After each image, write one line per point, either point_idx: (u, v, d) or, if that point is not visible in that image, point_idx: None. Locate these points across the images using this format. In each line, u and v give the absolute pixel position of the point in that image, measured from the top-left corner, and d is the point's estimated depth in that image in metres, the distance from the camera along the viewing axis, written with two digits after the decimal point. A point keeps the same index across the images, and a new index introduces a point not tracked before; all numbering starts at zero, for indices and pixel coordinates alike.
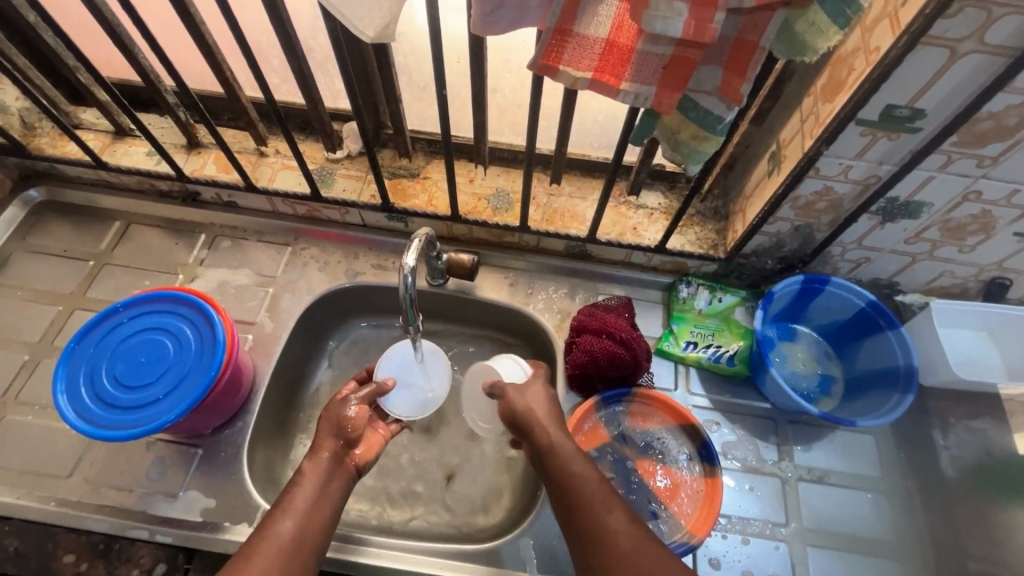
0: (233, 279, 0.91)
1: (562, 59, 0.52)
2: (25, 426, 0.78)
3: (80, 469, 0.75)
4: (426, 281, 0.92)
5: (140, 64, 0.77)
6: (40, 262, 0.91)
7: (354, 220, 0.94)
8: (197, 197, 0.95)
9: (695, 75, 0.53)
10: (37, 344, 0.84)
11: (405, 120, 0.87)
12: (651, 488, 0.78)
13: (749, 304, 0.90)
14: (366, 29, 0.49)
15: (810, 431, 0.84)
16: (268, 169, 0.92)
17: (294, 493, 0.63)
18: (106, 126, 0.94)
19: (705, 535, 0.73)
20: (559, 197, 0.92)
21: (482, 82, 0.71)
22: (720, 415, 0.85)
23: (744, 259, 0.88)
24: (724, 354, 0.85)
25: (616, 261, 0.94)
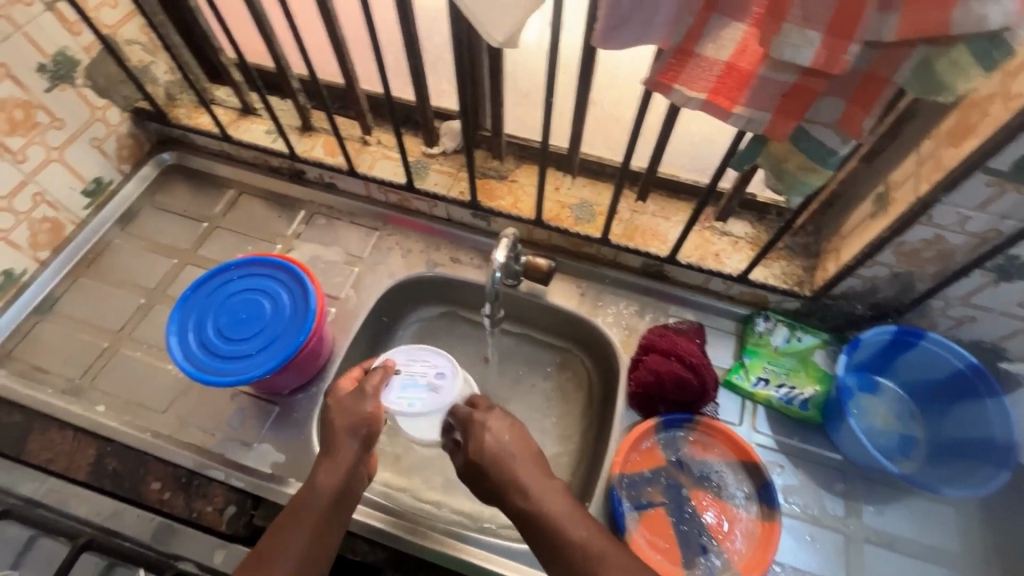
0: (324, 255, 0.98)
1: (679, 78, 0.53)
2: (134, 360, 0.87)
3: (174, 407, 0.83)
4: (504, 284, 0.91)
5: (276, 50, 0.85)
6: (162, 218, 1.01)
7: (440, 214, 0.99)
8: (302, 175, 1.03)
9: (815, 105, 0.52)
10: (152, 290, 0.94)
11: (503, 123, 0.90)
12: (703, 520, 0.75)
13: (831, 348, 0.85)
14: (496, 34, 0.52)
15: (885, 492, 0.79)
16: (369, 157, 0.98)
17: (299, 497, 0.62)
18: (234, 103, 1.03)
19: None
20: (643, 215, 0.92)
21: (587, 94, 0.72)
22: (784, 458, 0.81)
23: (831, 301, 0.84)
24: (797, 397, 0.82)
25: (693, 286, 0.92)
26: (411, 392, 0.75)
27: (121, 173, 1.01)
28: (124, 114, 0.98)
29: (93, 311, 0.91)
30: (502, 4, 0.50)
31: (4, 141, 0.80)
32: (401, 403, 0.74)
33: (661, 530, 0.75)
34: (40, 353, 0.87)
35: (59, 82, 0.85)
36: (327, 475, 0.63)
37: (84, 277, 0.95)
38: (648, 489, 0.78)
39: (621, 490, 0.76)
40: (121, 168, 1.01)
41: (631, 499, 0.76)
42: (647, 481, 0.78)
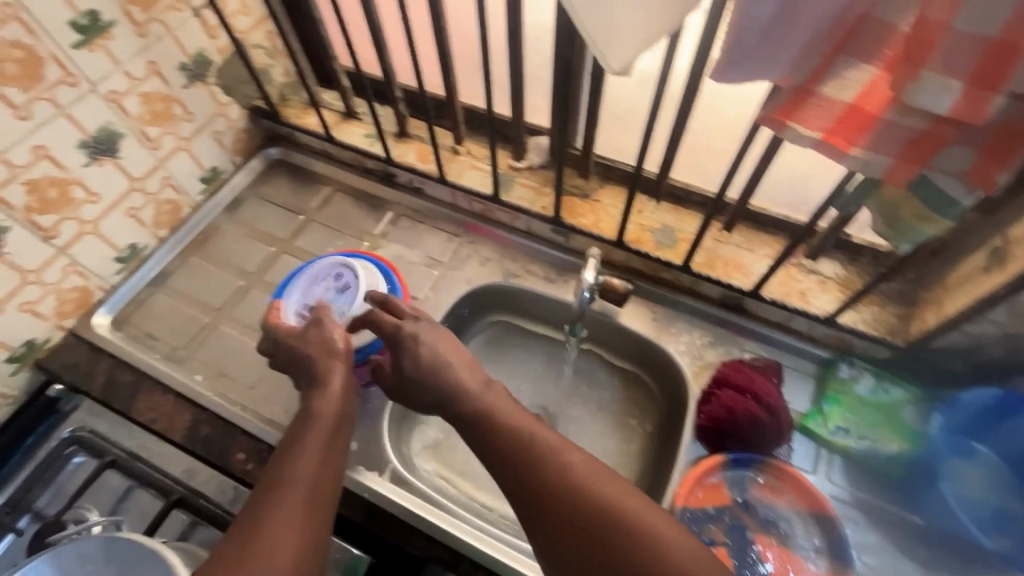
0: (407, 256, 1.02)
1: (795, 115, 0.52)
2: (230, 337, 0.94)
3: (262, 385, 0.89)
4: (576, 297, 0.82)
5: (386, 61, 0.91)
6: (265, 208, 1.09)
7: (520, 226, 1.01)
8: (393, 178, 1.08)
9: (942, 154, 0.49)
10: (251, 274, 1.02)
11: (592, 143, 0.91)
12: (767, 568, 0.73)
13: (923, 404, 0.80)
14: (614, 63, 0.54)
15: (971, 567, 0.73)
16: (459, 166, 1.02)
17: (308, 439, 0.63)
18: (339, 106, 1.10)
19: None
20: (726, 245, 0.90)
21: (686, 122, 0.72)
22: (859, 514, 0.77)
23: (926, 354, 0.79)
24: (879, 452, 0.79)
25: (773, 322, 0.90)
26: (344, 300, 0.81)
27: (234, 163, 1.10)
28: (243, 110, 1.07)
29: (198, 288, 1.00)
30: (625, 35, 0.52)
31: (145, 130, 0.90)
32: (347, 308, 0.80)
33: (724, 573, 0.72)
34: (151, 321, 0.96)
35: (195, 80, 0.95)
36: (321, 402, 0.67)
37: (193, 256, 1.04)
38: (711, 527, 0.76)
39: (683, 525, 0.75)
40: (234, 159, 1.10)
41: (692, 535, 0.75)
42: (712, 519, 0.76)
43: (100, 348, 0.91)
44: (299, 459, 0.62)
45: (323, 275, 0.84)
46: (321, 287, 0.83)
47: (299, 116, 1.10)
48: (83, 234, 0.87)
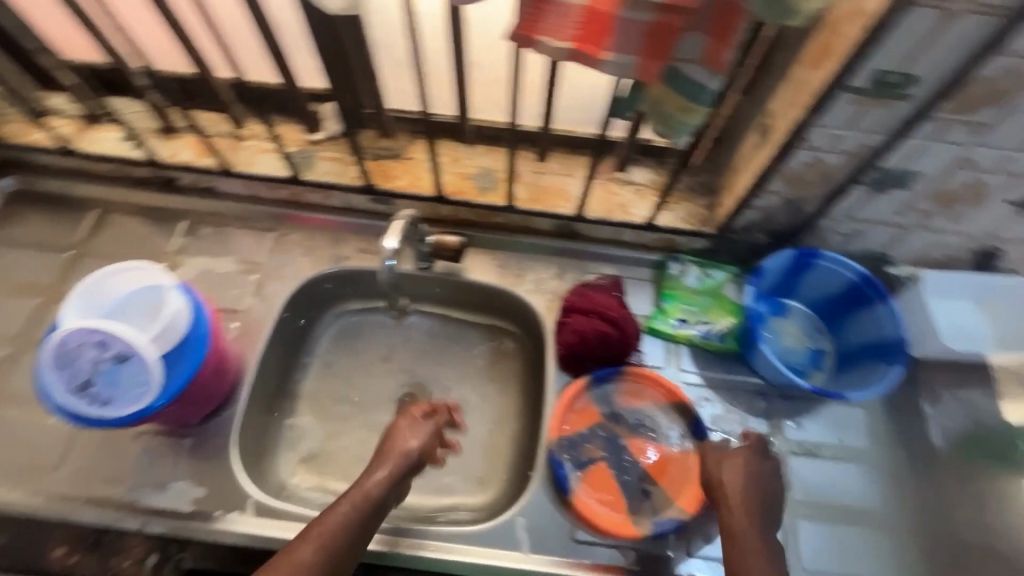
0: (216, 267, 0.89)
1: (541, 28, 0.50)
2: (9, 419, 0.77)
3: (68, 462, 0.75)
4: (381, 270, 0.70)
5: (105, 44, 0.74)
6: (16, 254, 0.88)
7: (337, 204, 0.93)
8: (174, 183, 0.92)
9: (680, 43, 0.51)
10: (18, 337, 0.83)
11: (385, 98, 0.84)
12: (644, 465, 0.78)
13: (739, 280, 0.89)
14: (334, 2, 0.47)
15: (802, 405, 0.84)
16: (246, 153, 0.90)
17: (323, 522, 0.62)
18: (77, 111, 0.91)
19: (694, 510, 0.74)
20: (547, 175, 0.90)
21: (462, 56, 0.68)
22: (710, 391, 0.85)
23: (734, 234, 0.87)
24: (714, 331, 0.85)
25: (606, 240, 0.92)
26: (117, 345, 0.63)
27: None
28: None
29: None
30: None
31: None
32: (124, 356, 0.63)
33: (603, 484, 0.76)
34: None
35: None
36: (372, 483, 0.66)
37: None
38: (586, 445, 0.79)
39: (562, 456, 0.77)
40: None
41: (571, 461, 0.77)
42: (584, 440, 0.79)
43: None
44: (315, 534, 0.61)
45: (73, 348, 0.63)
46: (83, 359, 0.63)
47: (24, 133, 0.89)
48: None
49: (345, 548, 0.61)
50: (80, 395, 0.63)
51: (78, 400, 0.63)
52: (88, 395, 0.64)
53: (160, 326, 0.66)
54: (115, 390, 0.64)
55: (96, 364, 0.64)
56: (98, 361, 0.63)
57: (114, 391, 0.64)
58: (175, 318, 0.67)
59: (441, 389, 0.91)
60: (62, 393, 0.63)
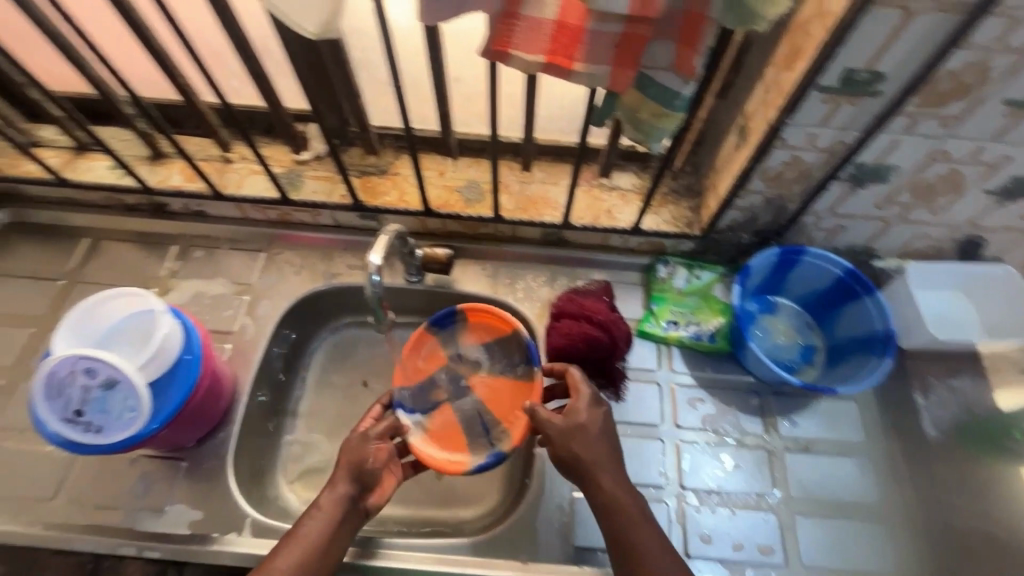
0: (208, 289, 0.90)
1: (513, 43, 0.51)
2: (6, 451, 0.77)
3: (65, 491, 0.75)
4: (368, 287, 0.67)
5: (91, 75, 0.76)
6: (9, 285, 0.89)
7: (326, 222, 0.93)
8: (165, 208, 0.93)
9: (647, 50, 0.52)
10: (12, 368, 0.83)
11: (369, 116, 0.85)
12: (506, 394, 0.82)
13: (727, 280, 0.90)
14: (307, 26, 0.48)
15: (795, 401, 0.85)
16: (235, 175, 0.90)
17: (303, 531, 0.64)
18: (66, 142, 0.92)
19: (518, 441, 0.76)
20: (532, 184, 0.91)
21: (441, 73, 0.69)
22: (703, 391, 0.85)
23: (719, 235, 0.88)
24: (705, 331, 0.86)
25: (593, 245, 0.93)
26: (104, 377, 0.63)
27: None
28: None
29: None
30: None
31: None
32: (117, 391, 0.64)
33: (441, 425, 0.81)
34: None
35: None
36: (331, 492, 0.67)
37: None
38: (437, 387, 0.84)
39: (404, 397, 0.81)
40: None
41: (414, 405, 0.81)
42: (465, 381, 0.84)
43: None
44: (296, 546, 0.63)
45: (64, 377, 0.63)
46: (74, 387, 0.63)
47: (13, 165, 0.90)
48: None
49: (324, 554, 0.63)
50: (73, 423, 0.63)
51: (71, 429, 0.63)
52: (82, 423, 0.64)
53: (150, 352, 0.66)
54: (107, 416, 0.64)
55: (87, 392, 0.64)
56: (89, 389, 0.63)
57: (106, 418, 0.64)
58: (166, 342, 0.67)
59: None
60: (55, 422, 0.63)
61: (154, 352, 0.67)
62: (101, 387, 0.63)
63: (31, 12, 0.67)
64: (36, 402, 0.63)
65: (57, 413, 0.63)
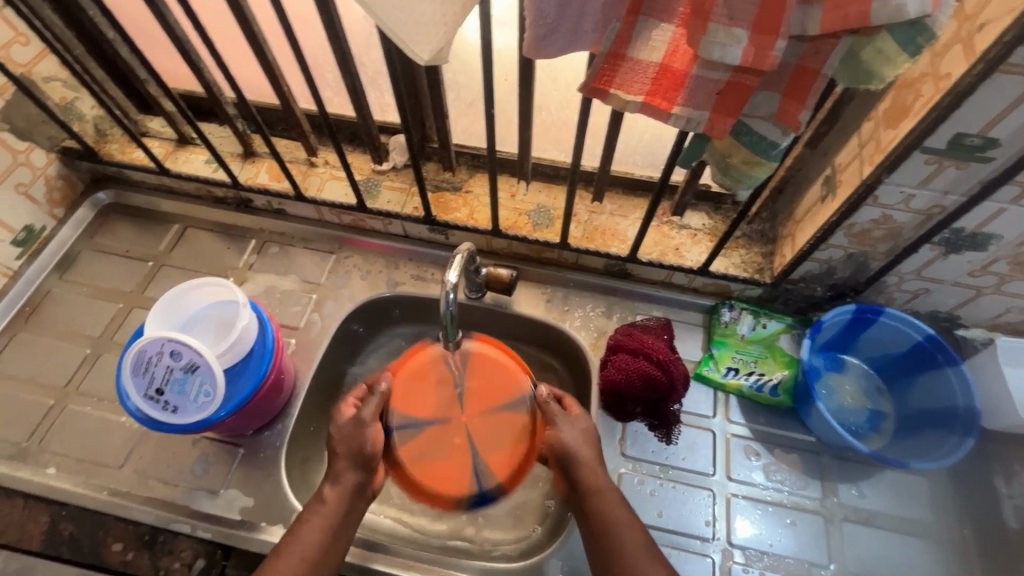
0: (281, 285, 0.94)
1: (614, 82, 0.52)
2: (84, 416, 0.83)
3: (131, 461, 0.79)
4: (441, 301, 0.67)
5: (204, 77, 0.82)
6: (104, 261, 0.96)
7: (396, 231, 0.96)
8: (249, 204, 0.99)
9: (751, 100, 0.51)
10: (98, 338, 0.89)
11: (450, 135, 0.88)
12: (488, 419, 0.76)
13: (795, 332, 0.87)
14: (422, 53, 0.49)
15: (858, 469, 0.80)
16: (317, 179, 0.95)
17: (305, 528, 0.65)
18: (170, 134, 0.99)
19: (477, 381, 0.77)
20: (601, 215, 0.91)
21: (529, 99, 0.70)
22: (760, 445, 0.82)
23: (791, 285, 0.85)
24: (767, 383, 0.82)
25: (657, 281, 0.92)
26: (187, 365, 0.68)
27: (55, 217, 0.96)
28: (50, 155, 0.92)
29: (33, 367, 0.87)
30: (425, 20, 0.48)
31: None
32: (195, 376, 0.68)
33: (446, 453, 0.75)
34: None
35: None
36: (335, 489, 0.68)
37: (23, 332, 0.89)
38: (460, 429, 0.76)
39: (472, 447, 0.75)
40: (54, 212, 0.96)
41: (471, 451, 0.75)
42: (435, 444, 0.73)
43: None
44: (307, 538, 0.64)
45: (152, 356, 0.68)
46: (159, 367, 0.68)
47: (122, 151, 0.97)
48: None
49: (334, 542, 0.65)
50: (153, 400, 0.68)
51: (151, 406, 0.68)
52: (160, 402, 0.68)
53: (229, 342, 0.71)
54: (183, 398, 0.68)
55: (169, 373, 0.68)
56: (172, 370, 0.68)
57: (182, 398, 0.68)
58: (243, 334, 0.71)
59: None
60: (138, 397, 0.68)
61: (231, 347, 0.71)
62: (182, 372, 0.68)
63: (163, 17, 0.73)
64: (125, 376, 0.68)
65: (143, 393, 0.68)
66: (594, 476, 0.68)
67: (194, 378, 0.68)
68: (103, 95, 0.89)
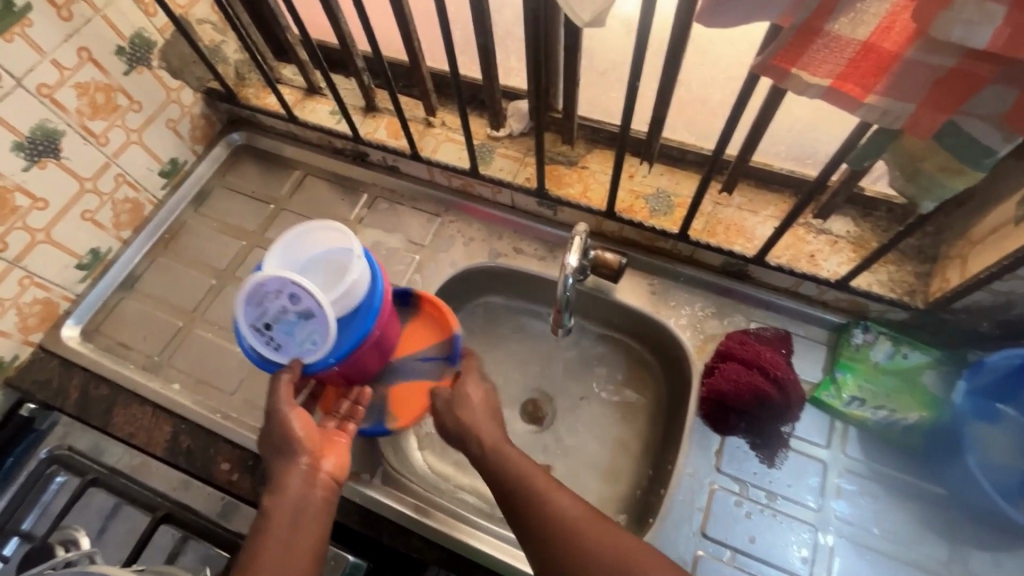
0: (387, 241, 0.96)
1: (798, 61, 0.45)
2: (206, 340, 0.90)
3: (243, 390, 0.85)
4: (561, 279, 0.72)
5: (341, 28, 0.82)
6: (233, 200, 1.02)
7: (504, 201, 0.94)
8: (365, 158, 1.00)
9: (977, 96, 0.42)
10: (223, 271, 0.96)
11: (576, 105, 0.83)
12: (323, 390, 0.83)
13: (943, 369, 0.75)
14: (583, 14, 0.45)
15: (1000, 538, 0.69)
16: (433, 140, 0.94)
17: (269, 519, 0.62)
18: (300, 83, 1.02)
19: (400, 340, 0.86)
20: (727, 208, 0.83)
21: (676, 73, 0.63)
22: (878, 488, 0.73)
23: (950, 315, 0.73)
24: (898, 423, 0.72)
25: (780, 289, 0.83)
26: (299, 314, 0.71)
27: (195, 153, 1.03)
28: (197, 94, 0.99)
29: (169, 290, 0.95)
30: None
31: (87, 125, 0.83)
32: (306, 326, 0.71)
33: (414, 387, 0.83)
34: (124, 330, 0.92)
35: (136, 64, 0.87)
36: (284, 485, 0.64)
37: (161, 256, 0.98)
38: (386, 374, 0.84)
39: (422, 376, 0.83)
40: (195, 149, 1.03)
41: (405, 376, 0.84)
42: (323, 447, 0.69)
43: (71, 360, 0.87)
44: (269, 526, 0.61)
45: (269, 293, 0.70)
46: (275, 303, 0.71)
47: (257, 96, 1.02)
48: (35, 244, 0.81)
49: (295, 528, 0.61)
50: (262, 333, 0.72)
51: (262, 338, 0.72)
52: (269, 337, 0.72)
53: (340, 297, 0.72)
54: (291, 339, 0.72)
55: (282, 311, 0.71)
56: (286, 311, 0.71)
57: (288, 338, 0.72)
58: (354, 291, 0.72)
59: (564, 406, 0.90)
60: (248, 327, 0.71)
61: (341, 300, 0.72)
62: (293, 318, 0.71)
63: None
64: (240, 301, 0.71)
65: (256, 323, 0.72)
66: (485, 435, 0.70)
67: (303, 326, 0.71)
68: (248, 40, 0.92)
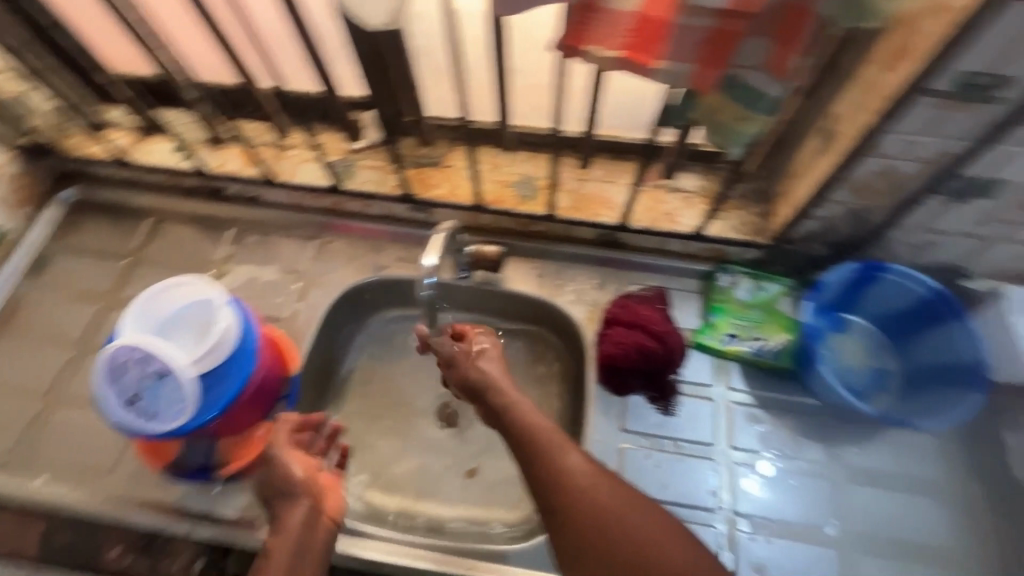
0: (261, 275, 0.91)
1: (587, 36, 0.48)
2: (71, 421, 0.81)
3: (123, 465, 0.78)
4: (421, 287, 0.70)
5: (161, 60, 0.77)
6: (76, 262, 0.93)
7: (377, 212, 0.93)
8: (221, 192, 0.95)
9: (740, 49, 0.47)
10: (80, 341, 0.87)
11: (425, 106, 0.83)
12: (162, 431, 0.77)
13: (794, 294, 0.84)
14: None
15: (865, 430, 0.79)
16: (289, 162, 0.91)
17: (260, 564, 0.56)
18: (134, 123, 0.95)
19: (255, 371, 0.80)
20: (589, 182, 0.87)
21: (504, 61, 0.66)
22: (762, 411, 0.80)
23: (792, 246, 0.82)
24: (768, 348, 0.80)
25: (651, 250, 0.88)
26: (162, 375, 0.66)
27: (21, 218, 0.92)
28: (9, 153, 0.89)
29: (15, 374, 0.85)
30: None
31: None
32: (172, 386, 0.66)
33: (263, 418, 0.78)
34: None
35: None
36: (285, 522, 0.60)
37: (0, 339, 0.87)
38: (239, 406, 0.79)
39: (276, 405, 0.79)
40: (20, 213, 0.92)
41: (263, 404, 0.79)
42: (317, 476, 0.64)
43: None
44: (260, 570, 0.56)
45: (124, 362, 0.65)
46: (134, 373, 0.66)
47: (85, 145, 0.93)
48: None
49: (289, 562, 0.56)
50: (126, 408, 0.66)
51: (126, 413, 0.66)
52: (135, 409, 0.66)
53: (205, 348, 0.67)
54: (160, 406, 0.66)
55: (143, 378, 0.66)
56: (147, 377, 0.66)
57: (157, 406, 0.66)
58: (221, 337, 0.68)
59: None
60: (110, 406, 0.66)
61: (207, 352, 0.67)
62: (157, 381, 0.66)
63: None
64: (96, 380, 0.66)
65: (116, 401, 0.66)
66: (502, 396, 0.65)
67: (169, 388, 0.66)
68: None
